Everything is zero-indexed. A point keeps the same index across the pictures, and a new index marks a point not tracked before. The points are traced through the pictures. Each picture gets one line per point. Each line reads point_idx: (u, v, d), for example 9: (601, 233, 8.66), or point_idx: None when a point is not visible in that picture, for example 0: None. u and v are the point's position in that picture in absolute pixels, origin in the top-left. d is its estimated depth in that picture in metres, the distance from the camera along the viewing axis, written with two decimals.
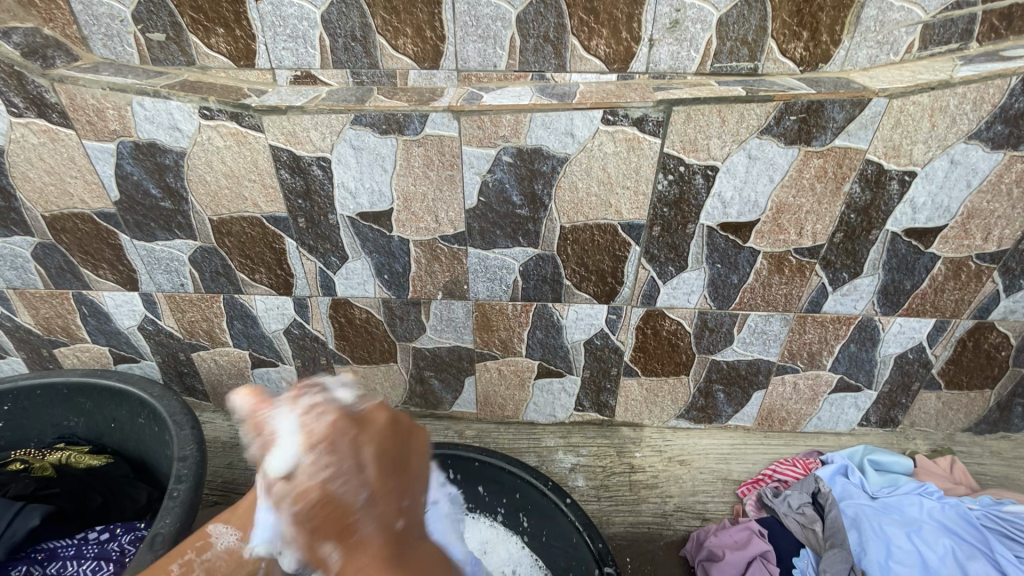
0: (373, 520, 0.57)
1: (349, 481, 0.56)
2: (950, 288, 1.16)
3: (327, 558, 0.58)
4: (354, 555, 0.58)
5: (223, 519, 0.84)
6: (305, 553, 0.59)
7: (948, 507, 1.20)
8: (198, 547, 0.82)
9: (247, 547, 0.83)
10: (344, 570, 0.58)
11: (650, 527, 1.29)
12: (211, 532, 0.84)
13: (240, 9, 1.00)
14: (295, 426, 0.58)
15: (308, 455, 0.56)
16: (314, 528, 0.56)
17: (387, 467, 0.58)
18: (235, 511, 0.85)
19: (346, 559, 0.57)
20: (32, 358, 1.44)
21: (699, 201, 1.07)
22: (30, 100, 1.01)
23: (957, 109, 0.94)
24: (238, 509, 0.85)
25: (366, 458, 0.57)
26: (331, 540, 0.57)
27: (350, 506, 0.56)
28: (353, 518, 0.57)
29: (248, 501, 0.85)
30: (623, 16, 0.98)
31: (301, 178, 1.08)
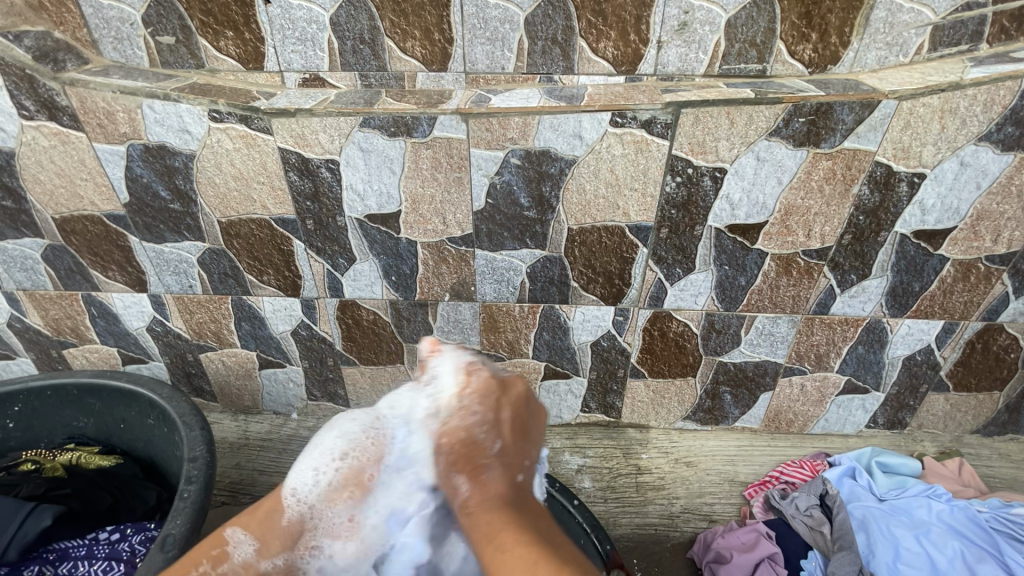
0: (495, 472, 0.81)
1: (488, 430, 0.81)
2: (959, 290, 1.16)
3: (457, 488, 0.81)
4: (479, 486, 0.80)
5: (240, 526, 0.84)
6: (443, 481, 0.83)
7: (956, 509, 1.20)
8: (214, 556, 0.80)
9: (263, 558, 0.83)
10: (467, 502, 0.79)
11: (656, 529, 1.29)
12: (227, 539, 0.82)
13: (249, 12, 1.00)
14: (456, 373, 0.87)
15: (460, 398, 0.84)
16: (456, 460, 0.81)
17: (514, 426, 0.83)
18: (254, 518, 0.84)
19: (472, 490, 0.79)
20: (41, 359, 1.45)
21: (707, 203, 1.07)
22: (41, 103, 1.02)
23: (968, 111, 0.94)
24: (260, 519, 0.84)
25: (504, 416, 0.83)
26: (464, 475, 0.81)
27: (486, 451, 0.81)
28: (484, 457, 0.81)
29: (268, 507, 0.85)
30: (631, 19, 0.98)
31: (309, 180, 1.08)
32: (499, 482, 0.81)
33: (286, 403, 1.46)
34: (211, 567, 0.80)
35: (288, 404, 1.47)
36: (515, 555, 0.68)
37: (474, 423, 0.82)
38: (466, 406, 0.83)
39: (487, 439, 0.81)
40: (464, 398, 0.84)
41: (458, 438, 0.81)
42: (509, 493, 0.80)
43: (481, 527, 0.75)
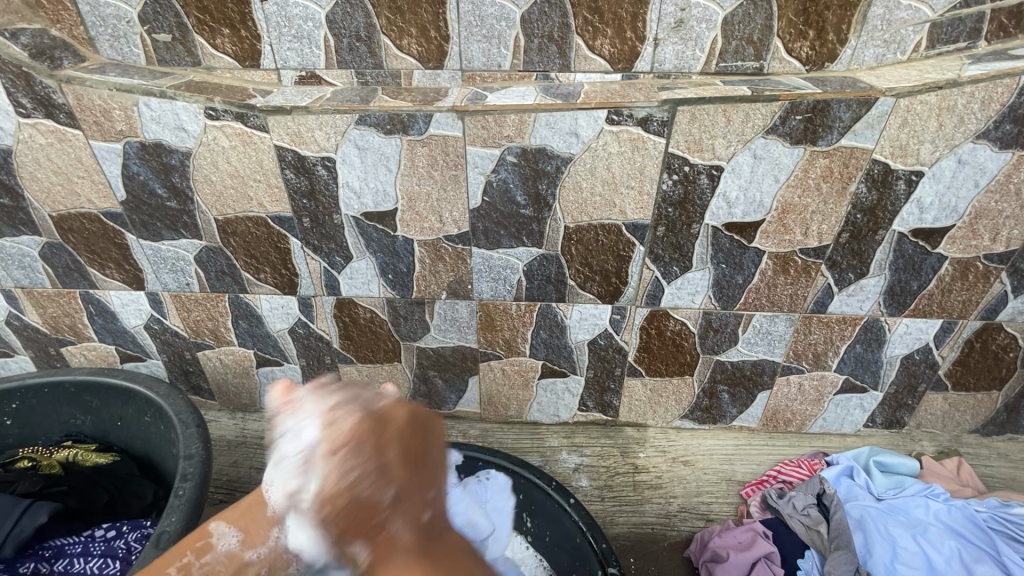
0: (401, 520, 0.62)
1: (376, 477, 0.59)
2: (957, 289, 1.15)
3: (359, 555, 0.63)
4: (376, 555, 0.63)
5: (224, 519, 0.87)
6: (338, 550, 0.65)
7: (954, 509, 1.19)
8: (198, 547, 0.85)
9: (247, 548, 0.86)
10: (374, 562, 0.63)
11: (653, 528, 1.29)
12: (212, 530, 0.86)
13: (246, 9, 1.00)
14: (319, 419, 0.62)
15: (330, 456, 0.59)
16: (344, 525, 0.60)
17: (407, 457, 0.61)
18: (239, 511, 0.88)
19: (374, 550, 0.63)
20: (39, 356, 1.45)
21: (704, 201, 1.06)
22: (38, 100, 1.02)
23: (965, 109, 0.93)
24: (243, 513, 0.87)
25: (390, 456, 0.60)
26: (362, 538, 0.62)
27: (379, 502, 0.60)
28: (378, 510, 0.61)
29: (252, 500, 0.88)
30: (628, 16, 0.98)
31: (306, 178, 1.08)
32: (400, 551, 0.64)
33: None
34: (194, 557, 0.84)
35: None
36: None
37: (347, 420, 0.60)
38: (334, 464, 0.59)
39: (353, 478, 0.58)
40: (334, 455, 0.59)
41: (335, 491, 0.59)
42: (399, 553, 0.63)
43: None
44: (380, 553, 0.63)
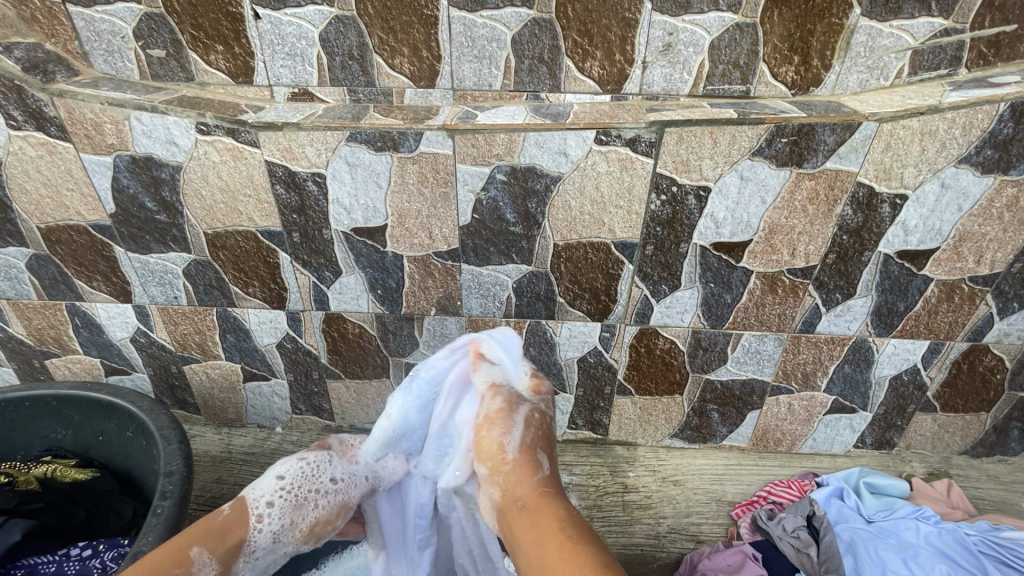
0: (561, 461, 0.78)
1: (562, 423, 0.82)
2: (944, 310, 1.16)
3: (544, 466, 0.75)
4: (517, 468, 0.74)
5: (205, 548, 0.77)
6: (523, 454, 0.75)
7: (945, 532, 1.19)
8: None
9: None
10: (550, 480, 0.74)
11: (643, 549, 1.28)
12: (191, 561, 0.75)
13: (240, 27, 1.01)
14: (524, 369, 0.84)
15: (536, 389, 0.81)
16: (540, 436, 0.77)
17: None
18: (216, 537, 0.79)
19: (521, 459, 0.74)
20: (23, 369, 1.43)
21: (691, 220, 1.07)
22: (29, 113, 1.02)
23: (947, 134, 0.95)
24: (224, 542, 0.79)
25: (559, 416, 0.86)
26: (545, 451, 0.76)
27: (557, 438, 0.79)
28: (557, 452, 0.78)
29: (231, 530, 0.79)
30: (617, 39, 1.00)
31: (296, 194, 1.08)
32: (534, 486, 0.72)
33: (270, 416, 1.45)
34: None
35: (273, 417, 1.45)
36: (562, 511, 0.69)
37: (554, 418, 0.80)
38: (546, 408, 0.80)
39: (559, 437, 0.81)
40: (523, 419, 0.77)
41: (537, 422, 0.77)
42: (547, 491, 0.72)
43: (563, 510, 0.69)
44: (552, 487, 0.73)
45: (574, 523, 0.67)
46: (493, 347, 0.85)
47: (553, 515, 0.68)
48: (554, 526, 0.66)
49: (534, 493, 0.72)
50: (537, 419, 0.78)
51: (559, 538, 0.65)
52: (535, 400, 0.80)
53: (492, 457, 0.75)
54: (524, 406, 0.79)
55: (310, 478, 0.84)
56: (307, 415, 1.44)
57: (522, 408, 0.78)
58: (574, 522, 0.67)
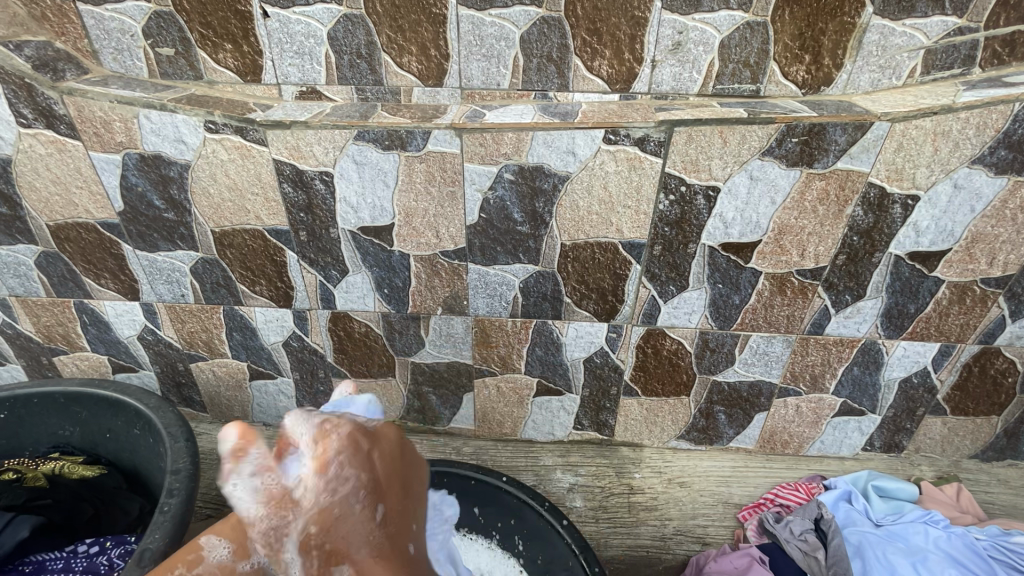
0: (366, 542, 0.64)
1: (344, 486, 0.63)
2: (955, 312, 1.15)
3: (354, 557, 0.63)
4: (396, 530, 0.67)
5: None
6: (327, 563, 0.65)
7: (954, 537, 1.18)
8: (190, 562, 0.66)
9: None
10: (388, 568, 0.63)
11: (649, 550, 1.27)
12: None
13: (249, 26, 1.01)
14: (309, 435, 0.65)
15: (320, 470, 0.63)
16: (322, 544, 0.62)
17: (397, 484, 0.69)
18: None
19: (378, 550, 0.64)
20: (31, 366, 1.44)
21: (700, 221, 1.06)
22: (39, 111, 1.03)
23: (960, 134, 0.94)
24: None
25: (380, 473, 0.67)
26: (340, 559, 0.63)
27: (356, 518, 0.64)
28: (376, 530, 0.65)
29: None
30: (626, 38, 0.99)
31: (303, 192, 1.08)
32: (373, 553, 0.64)
33: (276, 414, 1.45)
34: None
35: (278, 416, 1.45)
36: None
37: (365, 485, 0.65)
38: (333, 497, 0.63)
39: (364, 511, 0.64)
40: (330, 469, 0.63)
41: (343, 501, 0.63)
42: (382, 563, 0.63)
43: None
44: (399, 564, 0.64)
45: None
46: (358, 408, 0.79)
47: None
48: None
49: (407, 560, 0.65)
50: (330, 518, 0.62)
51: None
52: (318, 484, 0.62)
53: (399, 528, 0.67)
54: (298, 517, 0.62)
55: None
56: None
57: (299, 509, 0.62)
58: None
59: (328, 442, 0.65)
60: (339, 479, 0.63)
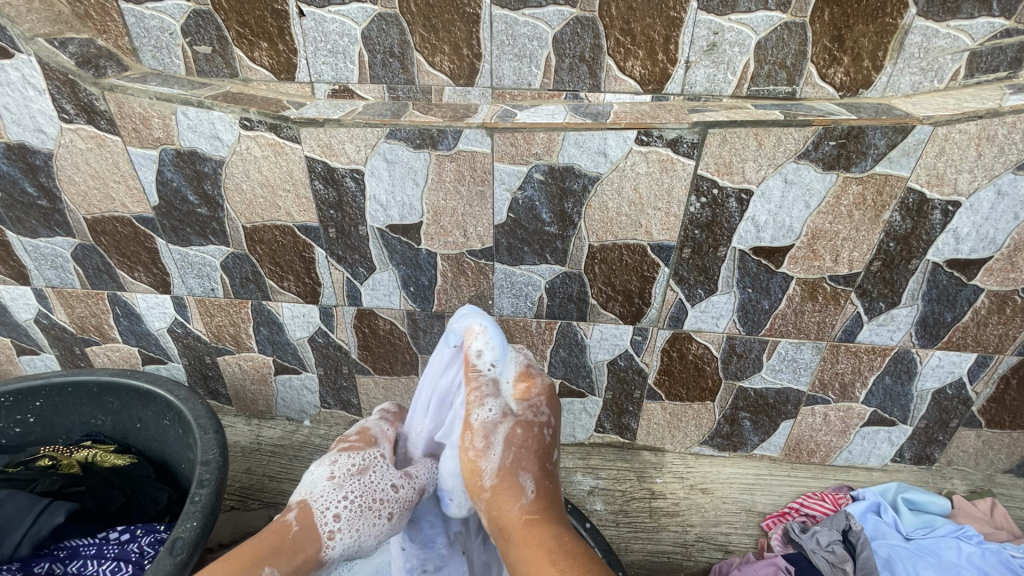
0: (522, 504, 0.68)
1: (548, 415, 0.75)
2: (993, 322, 1.11)
3: (525, 487, 0.69)
4: (495, 493, 0.69)
5: (277, 568, 0.66)
6: (507, 482, 0.69)
7: (988, 553, 1.14)
8: None
9: None
10: (536, 504, 0.68)
11: (670, 556, 1.26)
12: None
13: (285, 24, 1.03)
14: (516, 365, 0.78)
15: (523, 397, 0.75)
16: (523, 454, 0.70)
17: (538, 458, 0.71)
18: (286, 561, 0.67)
19: (501, 483, 0.69)
20: (64, 355, 1.47)
21: (731, 224, 1.05)
22: (80, 107, 1.05)
23: (1006, 139, 0.91)
24: (294, 560, 0.68)
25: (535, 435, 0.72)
26: (529, 473, 0.70)
27: (545, 446, 0.73)
28: (541, 445, 0.73)
29: (293, 532, 0.70)
30: (660, 38, 0.98)
31: (334, 190, 1.09)
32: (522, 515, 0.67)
33: (299, 409, 1.47)
34: None
35: (302, 410, 1.47)
36: (537, 536, 0.64)
37: (542, 426, 0.74)
38: (526, 421, 0.72)
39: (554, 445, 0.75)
40: (530, 399, 0.75)
41: (516, 439, 0.70)
42: (529, 516, 0.67)
43: (543, 533, 0.65)
44: (544, 502, 0.68)
45: (565, 555, 0.61)
46: (478, 346, 0.76)
47: (542, 543, 0.63)
48: (544, 554, 0.62)
49: (511, 523, 0.66)
50: (517, 436, 0.70)
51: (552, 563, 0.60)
52: (521, 407, 0.73)
53: (470, 487, 0.70)
54: (507, 425, 0.72)
55: (365, 484, 0.76)
56: (336, 409, 1.45)
57: (505, 425, 0.71)
58: (563, 547, 0.63)
59: (539, 384, 0.76)
60: (534, 401, 0.75)
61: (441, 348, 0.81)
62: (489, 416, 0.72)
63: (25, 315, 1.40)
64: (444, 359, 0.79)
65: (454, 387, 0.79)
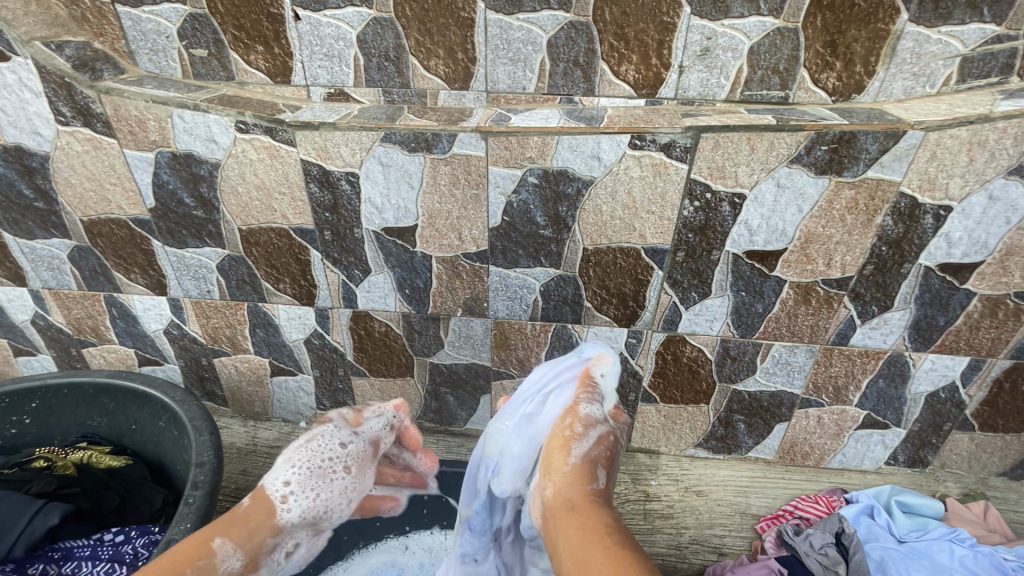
0: (595, 489, 0.83)
1: (626, 442, 0.91)
2: (986, 326, 1.12)
3: (599, 479, 0.84)
4: (574, 474, 0.84)
5: (227, 539, 0.88)
6: (589, 467, 0.85)
7: (980, 555, 1.15)
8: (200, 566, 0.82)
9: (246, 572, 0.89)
10: (603, 494, 0.83)
11: (664, 559, 1.26)
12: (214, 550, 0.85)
13: (280, 28, 1.03)
14: (613, 397, 0.96)
15: (615, 419, 0.93)
16: (608, 457, 0.87)
17: (611, 463, 0.87)
18: (243, 531, 0.90)
19: (579, 467, 0.84)
20: (60, 356, 1.48)
21: (725, 228, 1.05)
22: (77, 110, 1.06)
23: (997, 144, 0.91)
24: (247, 528, 0.91)
25: (618, 451, 0.89)
26: (605, 469, 0.86)
27: (619, 459, 0.89)
28: (620, 458, 0.89)
29: (262, 510, 0.94)
30: (654, 43, 0.99)
31: (329, 192, 1.10)
32: (589, 496, 0.82)
33: (295, 411, 1.47)
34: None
35: (297, 412, 1.47)
36: (597, 516, 0.78)
37: (621, 446, 0.90)
38: (613, 435, 0.89)
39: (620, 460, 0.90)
40: (620, 425, 0.93)
41: (608, 443, 0.87)
42: (595, 498, 0.82)
43: (603, 515, 0.78)
44: (608, 499, 0.83)
45: (620, 535, 0.75)
46: (604, 368, 0.94)
47: (600, 522, 0.77)
48: (601, 531, 0.75)
49: (581, 497, 0.82)
50: (609, 440, 0.88)
51: (606, 548, 0.72)
52: (615, 426, 0.91)
53: (557, 457, 0.85)
54: (601, 425, 0.88)
55: (313, 450, 1.02)
56: (332, 411, 1.46)
57: (603, 425, 0.89)
58: (616, 534, 0.75)
59: (623, 418, 0.94)
60: (621, 426, 0.92)
61: (569, 356, 0.98)
62: (594, 412, 0.89)
63: (22, 316, 1.40)
64: (569, 363, 0.96)
65: (559, 382, 0.94)
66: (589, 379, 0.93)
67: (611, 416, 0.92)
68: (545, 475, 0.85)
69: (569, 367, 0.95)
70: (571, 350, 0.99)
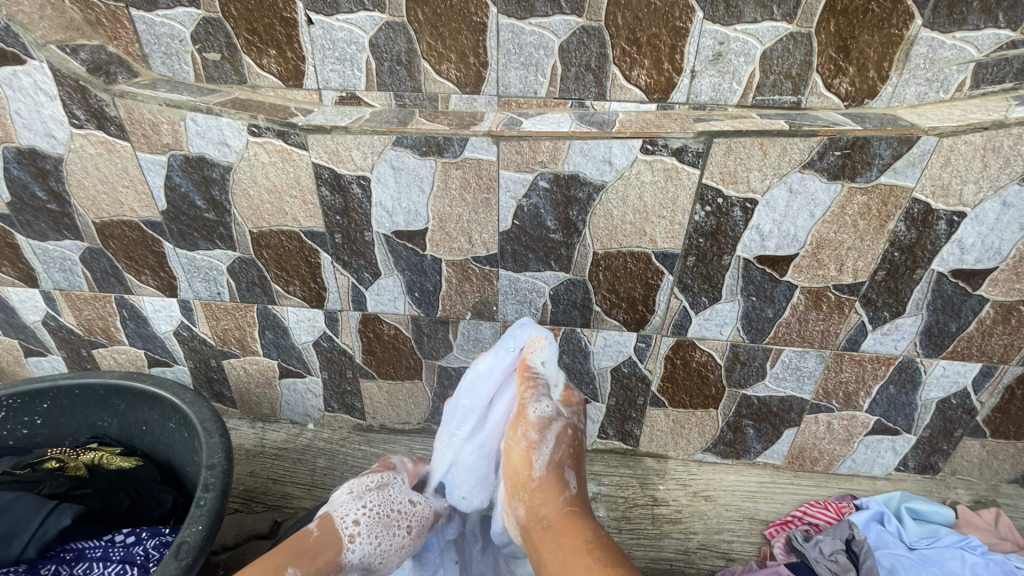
0: (564, 495, 0.94)
1: (582, 433, 1.01)
2: (998, 332, 1.11)
3: (568, 483, 0.96)
4: (547, 487, 0.95)
5: (298, 567, 0.87)
6: (556, 475, 0.95)
7: (993, 564, 1.14)
8: None
9: None
10: (575, 498, 0.95)
11: (673, 563, 1.26)
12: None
13: (293, 32, 1.04)
14: (562, 383, 1.03)
15: (566, 408, 1.01)
16: (568, 458, 0.98)
17: (576, 461, 0.98)
18: (309, 560, 0.89)
19: (548, 477, 0.95)
20: (71, 357, 1.49)
21: (736, 233, 1.05)
22: (91, 113, 1.06)
23: (1012, 150, 0.91)
24: (315, 560, 0.89)
25: (575, 446, 0.99)
26: (570, 471, 0.97)
27: (580, 452, 1.00)
28: (580, 453, 1.00)
29: (326, 532, 0.93)
30: (666, 48, 0.99)
31: (340, 195, 1.10)
32: (563, 506, 0.93)
33: (303, 413, 1.47)
34: None
35: (306, 414, 1.47)
36: (572, 527, 0.90)
37: (581, 433, 1.01)
38: (569, 431, 0.99)
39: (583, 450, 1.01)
40: (574, 412, 1.01)
41: (567, 439, 0.98)
42: (570, 503, 0.94)
43: (581, 527, 0.90)
44: (578, 500, 0.95)
45: (599, 545, 0.86)
46: (536, 353, 1.00)
47: (578, 537, 0.88)
48: (582, 549, 0.86)
49: (556, 511, 0.93)
50: (569, 439, 0.98)
51: (591, 568, 0.81)
52: (568, 415, 1.00)
53: (523, 471, 0.95)
54: (558, 426, 0.98)
55: (384, 498, 1.00)
56: (339, 413, 1.46)
57: (558, 425, 0.98)
58: (593, 542, 0.86)
59: (574, 398, 1.02)
60: (574, 416, 1.00)
61: (500, 351, 1.04)
62: (545, 413, 0.97)
63: (33, 317, 1.41)
64: (504, 359, 1.02)
65: (505, 386, 1.02)
66: (528, 374, 0.99)
67: (560, 405, 1.01)
68: (518, 490, 0.96)
69: (502, 363, 1.02)
70: (500, 344, 1.04)
